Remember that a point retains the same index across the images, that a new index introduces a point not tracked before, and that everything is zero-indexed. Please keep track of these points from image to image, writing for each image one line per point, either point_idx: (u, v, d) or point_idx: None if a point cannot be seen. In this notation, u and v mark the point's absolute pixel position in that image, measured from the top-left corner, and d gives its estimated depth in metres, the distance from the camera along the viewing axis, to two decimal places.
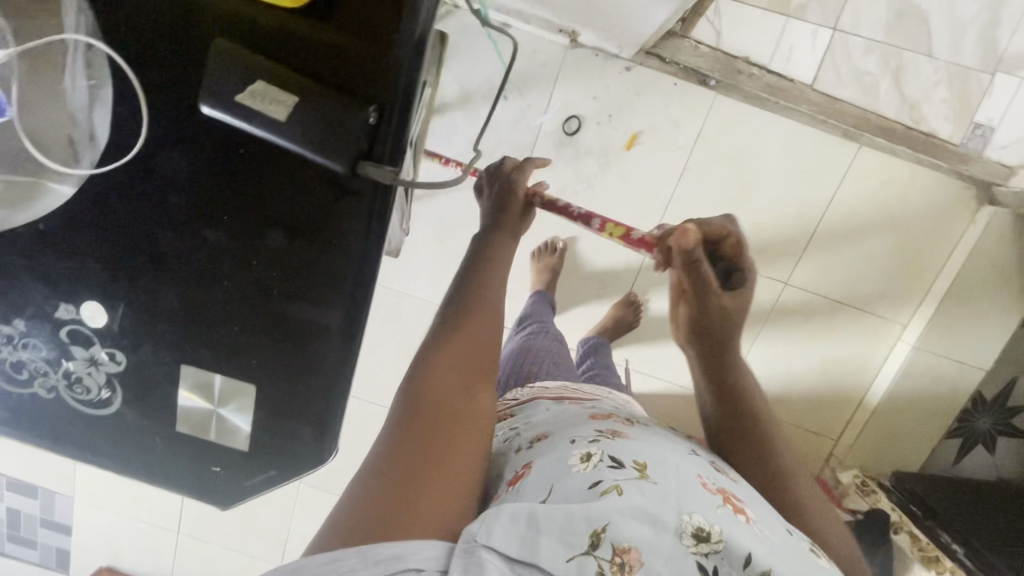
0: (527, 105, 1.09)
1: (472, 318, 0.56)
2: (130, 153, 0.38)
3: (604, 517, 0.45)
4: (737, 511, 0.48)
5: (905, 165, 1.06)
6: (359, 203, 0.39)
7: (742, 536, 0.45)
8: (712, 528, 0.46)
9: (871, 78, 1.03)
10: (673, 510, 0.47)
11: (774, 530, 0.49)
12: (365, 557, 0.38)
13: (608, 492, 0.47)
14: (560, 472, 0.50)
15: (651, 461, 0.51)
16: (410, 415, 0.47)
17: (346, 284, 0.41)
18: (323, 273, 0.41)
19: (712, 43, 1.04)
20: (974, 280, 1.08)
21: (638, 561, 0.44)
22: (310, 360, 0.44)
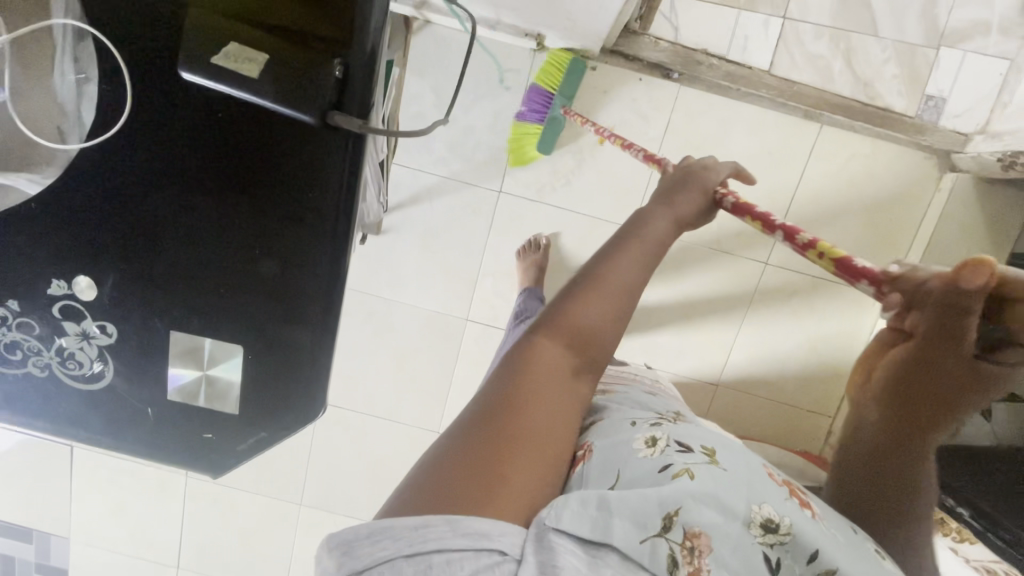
0: (501, 109, 1.14)
1: (587, 303, 0.52)
2: (115, 124, 0.41)
3: (677, 501, 0.46)
4: (803, 505, 0.48)
5: (868, 142, 1.11)
6: (322, 219, 0.43)
7: (812, 531, 0.46)
8: (781, 518, 0.47)
9: (825, 60, 1.08)
10: (742, 498, 0.48)
11: (841, 526, 0.48)
12: (454, 527, 0.39)
13: (680, 475, 0.49)
14: (628, 456, 0.52)
15: (718, 449, 0.53)
16: (495, 391, 0.47)
17: (319, 289, 0.45)
18: (298, 276, 0.45)
19: (671, 38, 1.10)
20: (949, 244, 1.10)
21: (708, 546, 0.45)
22: (293, 318, 0.45)
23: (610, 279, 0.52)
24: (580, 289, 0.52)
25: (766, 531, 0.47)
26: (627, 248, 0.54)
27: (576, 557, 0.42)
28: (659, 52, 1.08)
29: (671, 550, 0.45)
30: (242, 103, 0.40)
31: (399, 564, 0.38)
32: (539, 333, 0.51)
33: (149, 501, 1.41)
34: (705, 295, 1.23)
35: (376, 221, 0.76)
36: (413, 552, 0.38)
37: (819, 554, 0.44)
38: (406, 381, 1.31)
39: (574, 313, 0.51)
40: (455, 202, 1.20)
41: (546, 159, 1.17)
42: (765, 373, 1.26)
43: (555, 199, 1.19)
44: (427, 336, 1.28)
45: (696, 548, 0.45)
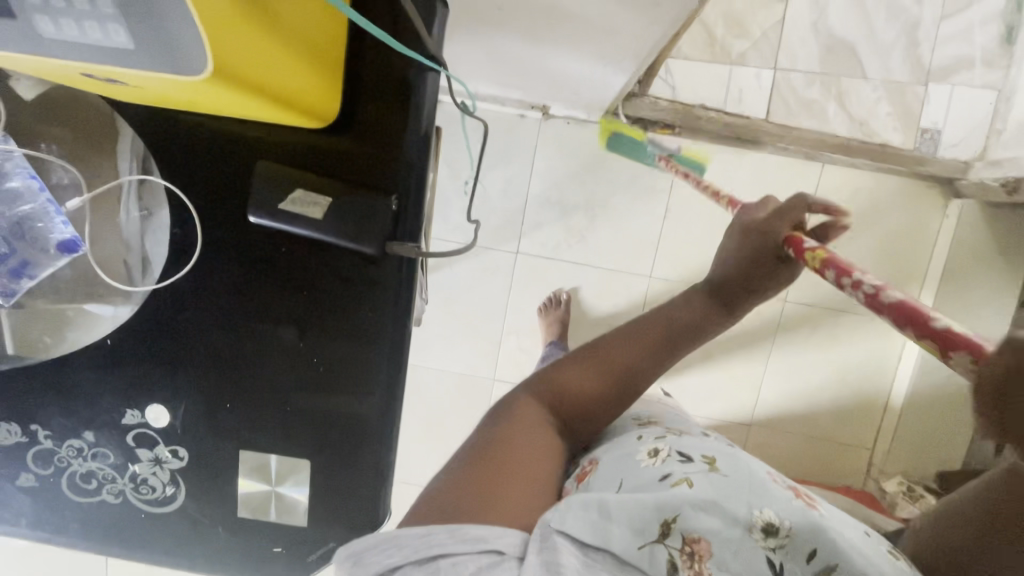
0: (512, 175, 1.19)
1: (586, 362, 0.57)
2: (189, 263, 0.44)
3: (675, 508, 0.47)
4: (809, 505, 0.50)
5: (869, 176, 1.15)
6: (383, 295, 0.45)
7: (813, 530, 0.46)
8: (782, 521, 0.47)
9: (818, 104, 1.12)
10: (745, 501, 0.48)
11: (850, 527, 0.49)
12: (454, 535, 0.42)
13: (679, 483, 0.49)
14: (630, 465, 0.53)
15: (724, 460, 0.53)
16: (490, 433, 0.51)
17: (381, 396, 0.46)
18: (358, 382, 0.46)
19: (669, 96, 1.13)
20: (963, 264, 1.13)
21: (708, 551, 0.45)
22: (358, 418, 0.47)
23: (610, 351, 0.57)
24: (581, 357, 0.57)
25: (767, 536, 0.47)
26: (639, 330, 0.57)
27: (574, 559, 0.43)
28: (658, 111, 1.12)
29: (670, 556, 0.45)
30: (304, 238, 0.43)
31: (406, 570, 0.41)
32: (537, 388, 0.56)
33: None
34: (728, 337, 1.24)
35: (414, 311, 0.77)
36: (419, 557, 0.41)
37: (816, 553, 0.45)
38: (437, 447, 1.30)
39: (567, 376, 0.56)
40: (474, 266, 1.23)
41: (558, 219, 1.20)
42: (797, 409, 1.26)
43: (572, 255, 1.22)
44: (455, 399, 1.28)
45: (695, 553, 0.45)
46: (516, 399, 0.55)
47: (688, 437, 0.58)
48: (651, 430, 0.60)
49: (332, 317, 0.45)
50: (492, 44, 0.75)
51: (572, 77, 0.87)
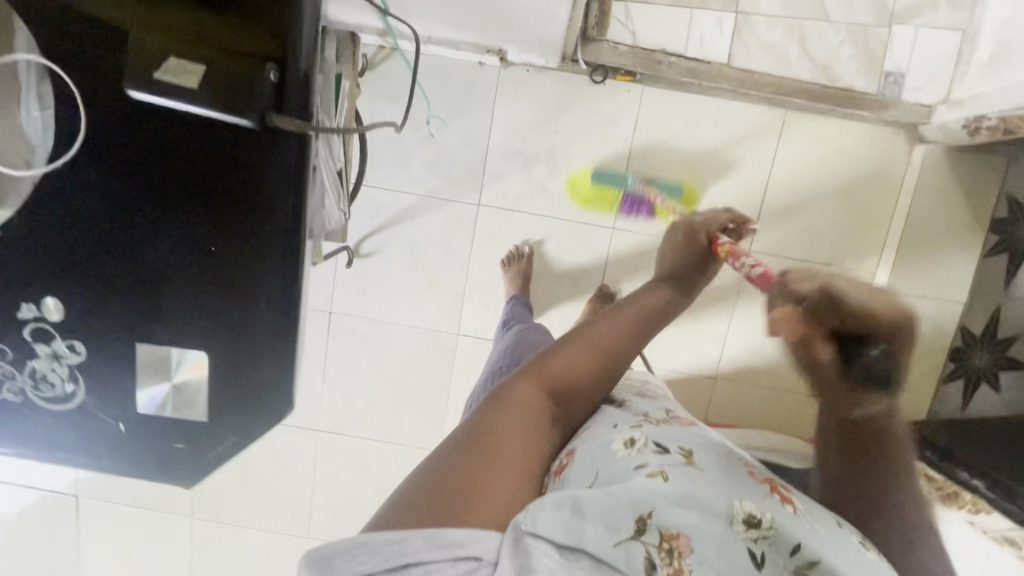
0: (472, 125, 1.18)
1: (577, 352, 0.63)
2: (73, 146, 0.43)
3: (651, 502, 0.49)
4: (785, 501, 0.53)
5: (834, 121, 1.14)
6: (273, 181, 0.43)
7: (791, 525, 0.50)
8: (763, 514, 0.50)
9: (781, 49, 1.11)
10: (721, 496, 0.51)
11: (823, 523, 0.52)
12: (431, 541, 0.41)
13: (654, 475, 0.52)
14: (607, 458, 0.55)
15: (699, 457, 0.56)
16: (487, 416, 0.53)
17: (276, 285, 0.46)
18: (251, 271, 0.45)
19: (630, 42, 1.12)
20: (928, 212, 1.13)
21: (688, 547, 0.48)
22: (254, 308, 0.46)
23: (602, 339, 0.65)
24: (572, 341, 0.64)
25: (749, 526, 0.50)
26: (626, 322, 0.68)
27: (552, 560, 0.43)
28: (618, 56, 1.09)
29: (647, 551, 0.47)
30: (186, 114, 0.42)
31: None
32: (536, 370, 0.60)
33: (158, 546, 1.40)
34: None
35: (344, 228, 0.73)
36: (393, 565, 0.40)
37: (799, 546, 0.48)
38: (404, 403, 1.30)
39: (563, 363, 0.62)
40: (436, 219, 1.22)
41: (520, 170, 1.19)
42: (762, 362, 1.25)
43: (534, 206, 1.21)
44: (420, 354, 1.28)
45: (675, 549, 0.47)
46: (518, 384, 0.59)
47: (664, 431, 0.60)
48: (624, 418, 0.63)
49: (225, 203, 0.44)
50: None
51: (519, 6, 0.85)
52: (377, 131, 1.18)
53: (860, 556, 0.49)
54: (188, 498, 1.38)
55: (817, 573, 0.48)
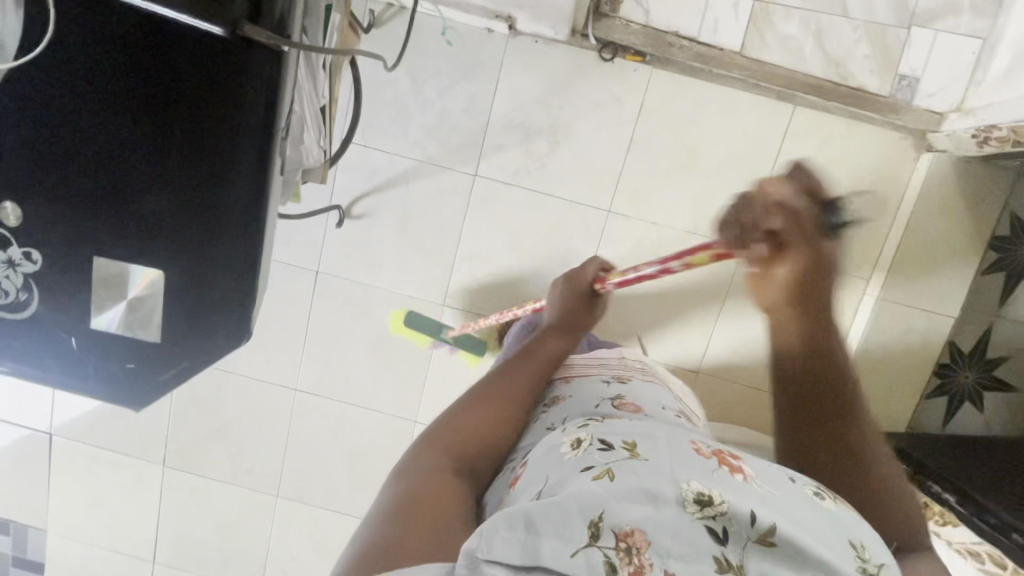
0: (476, 92, 1.16)
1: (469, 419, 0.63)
2: (37, 45, 0.41)
3: (600, 505, 0.43)
4: (734, 471, 0.47)
5: (842, 120, 1.10)
6: (242, 100, 0.42)
7: (741, 495, 0.44)
8: (711, 491, 0.44)
9: (795, 41, 1.09)
10: (664, 479, 0.45)
11: (776, 482, 0.48)
12: None
13: (600, 477, 0.45)
14: (553, 463, 0.50)
15: (645, 445, 0.48)
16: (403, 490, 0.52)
17: (239, 209, 0.45)
18: (213, 192, 0.44)
19: (642, 20, 1.12)
20: (926, 224, 1.10)
21: (645, 541, 0.41)
22: (216, 229, 0.45)
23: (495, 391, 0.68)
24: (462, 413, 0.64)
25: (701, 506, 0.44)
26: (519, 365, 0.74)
27: None
28: (629, 35, 1.11)
29: (607, 559, 0.40)
30: (152, 17, 0.40)
31: None
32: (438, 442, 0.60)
33: (127, 490, 1.40)
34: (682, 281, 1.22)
35: (324, 164, 0.72)
36: None
37: (756, 516, 0.42)
38: (383, 369, 1.29)
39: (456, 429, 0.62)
40: (431, 185, 1.21)
41: (520, 143, 1.17)
42: (746, 359, 1.24)
43: (531, 182, 1.19)
44: (403, 322, 1.27)
45: (633, 547, 0.41)
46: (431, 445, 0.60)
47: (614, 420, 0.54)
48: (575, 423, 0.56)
49: (190, 118, 0.43)
50: None
51: None
52: (380, 91, 1.17)
53: (816, 508, 0.45)
54: (160, 445, 1.37)
55: (779, 541, 0.42)
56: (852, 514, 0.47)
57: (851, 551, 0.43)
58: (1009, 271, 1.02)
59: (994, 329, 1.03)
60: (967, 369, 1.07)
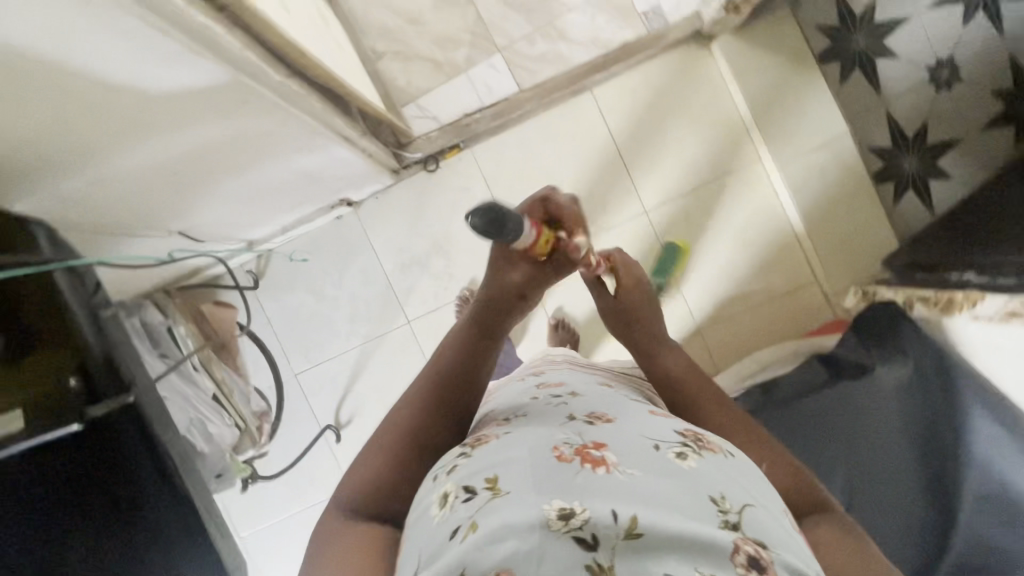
0: (363, 264, 1.28)
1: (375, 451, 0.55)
2: None
3: (460, 565, 0.38)
4: (597, 466, 0.44)
5: (634, 72, 1.22)
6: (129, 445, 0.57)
7: (603, 498, 0.41)
8: (576, 504, 0.41)
9: (550, 52, 1.22)
10: (530, 505, 0.41)
11: (640, 453, 0.46)
12: None
13: (465, 534, 0.40)
14: (425, 533, 0.43)
15: (510, 483, 0.43)
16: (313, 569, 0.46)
17: (168, 515, 0.59)
18: (141, 518, 0.58)
19: (436, 125, 1.25)
20: (759, 89, 1.18)
21: None
22: (162, 541, 0.59)
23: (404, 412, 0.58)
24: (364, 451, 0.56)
25: (569, 521, 0.40)
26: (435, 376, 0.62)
27: None
28: (434, 143, 1.23)
29: None
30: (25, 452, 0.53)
31: None
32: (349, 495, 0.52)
33: None
34: None
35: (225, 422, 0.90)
36: None
37: (617, 511, 0.40)
38: None
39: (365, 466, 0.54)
40: (383, 355, 1.30)
41: (422, 272, 1.27)
42: (727, 290, 1.24)
43: (452, 293, 1.27)
44: None
45: None
46: (321, 526, 0.51)
47: (482, 449, 0.49)
48: (445, 460, 0.51)
49: (98, 483, 0.56)
50: (217, 195, 0.86)
51: (310, 172, 0.95)
52: (296, 318, 1.29)
53: (673, 469, 0.45)
54: None
55: (647, 530, 0.39)
56: (710, 458, 0.48)
57: (710, 505, 0.42)
58: (844, 56, 1.08)
59: (897, 111, 1.02)
60: (915, 156, 1.02)
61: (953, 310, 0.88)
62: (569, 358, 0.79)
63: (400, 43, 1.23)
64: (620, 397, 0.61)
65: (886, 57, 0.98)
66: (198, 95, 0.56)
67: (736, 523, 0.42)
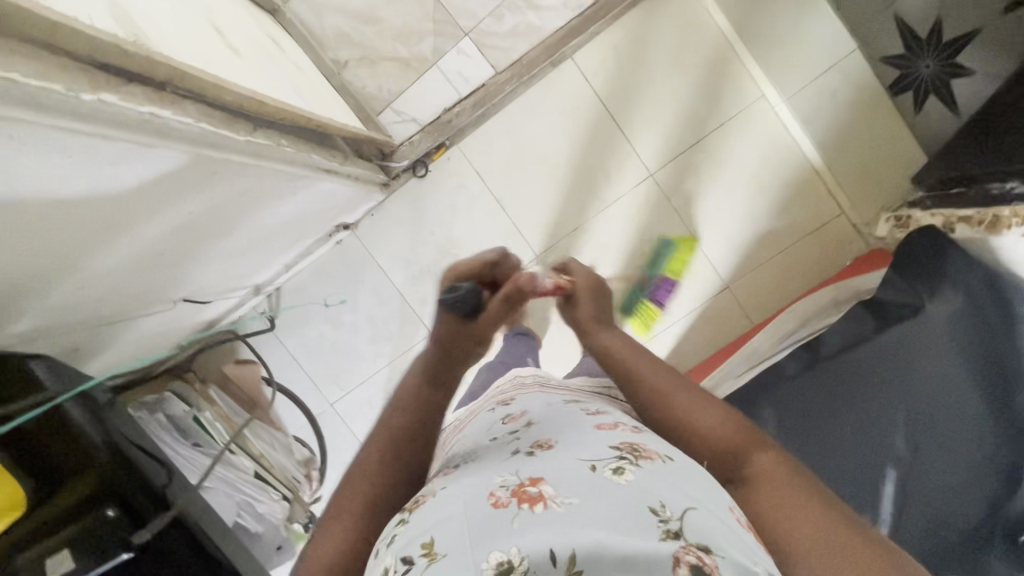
0: (372, 285, 1.23)
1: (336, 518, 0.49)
2: None
3: None
4: (534, 504, 0.41)
5: (613, 28, 1.12)
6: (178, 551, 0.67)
7: (538, 537, 0.37)
8: (511, 552, 0.37)
9: (520, 25, 1.13)
10: (463, 565, 0.37)
11: (574, 477, 0.43)
12: None
13: None
14: None
15: (446, 542, 0.39)
16: None
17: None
18: None
19: (417, 128, 1.19)
20: (750, 20, 1.10)
21: None
22: None
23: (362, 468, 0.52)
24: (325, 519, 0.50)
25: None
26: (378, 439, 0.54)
27: None
28: (419, 147, 1.17)
29: None
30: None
31: None
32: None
33: None
34: (642, 240, 1.18)
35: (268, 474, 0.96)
36: None
37: (556, 551, 0.36)
38: None
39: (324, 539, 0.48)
40: None
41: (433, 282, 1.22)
42: (752, 240, 1.17)
43: None
44: None
45: None
46: None
47: (419, 511, 0.45)
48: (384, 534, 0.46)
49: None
50: (209, 258, 0.82)
51: (301, 211, 0.91)
52: (317, 352, 1.27)
53: (615, 490, 0.41)
54: None
55: (590, 567, 0.35)
56: (649, 467, 0.44)
57: (651, 521, 0.39)
58: None
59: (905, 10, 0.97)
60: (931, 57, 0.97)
61: (999, 230, 0.82)
62: (540, 378, 0.75)
63: (361, 48, 1.16)
64: (582, 414, 0.57)
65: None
66: (167, 180, 0.53)
67: (682, 533, 0.38)
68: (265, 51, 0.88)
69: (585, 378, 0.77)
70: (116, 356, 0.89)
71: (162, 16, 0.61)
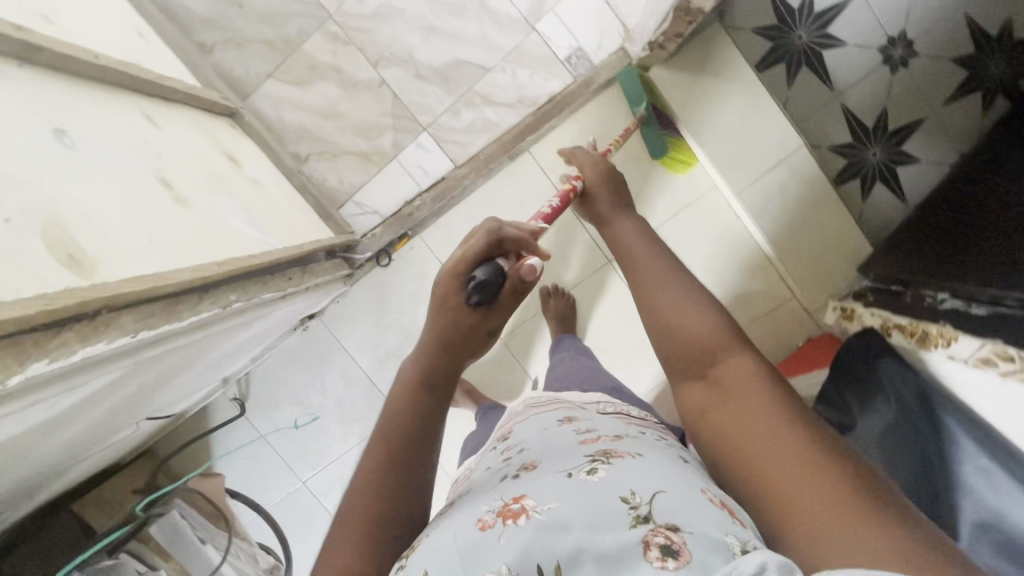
0: (342, 370, 1.26)
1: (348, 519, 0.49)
2: None
3: None
4: (517, 516, 0.42)
5: (571, 121, 1.13)
6: None
7: (521, 550, 0.39)
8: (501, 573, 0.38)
9: (478, 120, 1.18)
10: None
11: (552, 487, 0.44)
12: None
13: None
14: None
15: (438, 570, 0.40)
16: None
17: None
18: None
19: (380, 220, 1.24)
20: (707, 113, 1.09)
21: None
22: None
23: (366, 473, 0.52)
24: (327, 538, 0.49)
25: None
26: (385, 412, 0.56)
27: None
28: (382, 238, 1.21)
29: None
30: None
31: None
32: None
33: None
34: (604, 324, 1.21)
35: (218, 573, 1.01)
36: None
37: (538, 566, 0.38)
38: None
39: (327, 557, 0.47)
40: None
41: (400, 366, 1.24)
42: None
43: None
44: None
45: None
46: None
47: (418, 552, 0.45)
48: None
49: None
50: (165, 396, 0.82)
51: (260, 332, 0.93)
52: (289, 434, 1.29)
53: (591, 490, 0.43)
54: None
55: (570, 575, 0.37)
56: (624, 460, 0.46)
57: (622, 509, 0.41)
58: (790, 58, 1.13)
59: (851, 103, 1.13)
60: (878, 147, 1.13)
61: (929, 346, 0.82)
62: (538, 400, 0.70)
63: (323, 142, 1.20)
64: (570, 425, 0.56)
65: (832, 47, 1.10)
66: (102, 393, 0.56)
67: (648, 515, 0.40)
68: (221, 178, 0.90)
69: (580, 394, 0.75)
70: (74, 473, 0.91)
71: (108, 202, 0.63)
